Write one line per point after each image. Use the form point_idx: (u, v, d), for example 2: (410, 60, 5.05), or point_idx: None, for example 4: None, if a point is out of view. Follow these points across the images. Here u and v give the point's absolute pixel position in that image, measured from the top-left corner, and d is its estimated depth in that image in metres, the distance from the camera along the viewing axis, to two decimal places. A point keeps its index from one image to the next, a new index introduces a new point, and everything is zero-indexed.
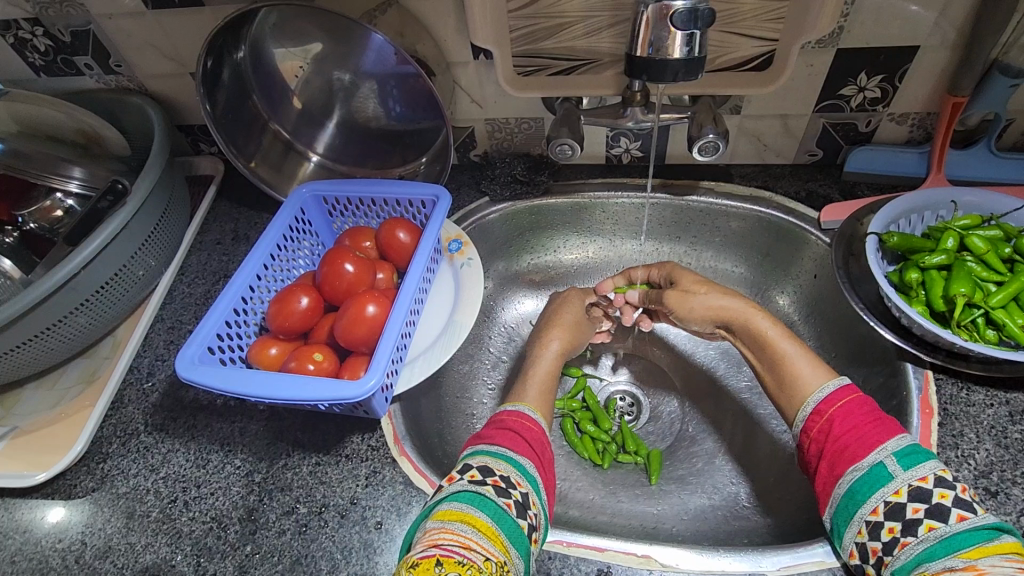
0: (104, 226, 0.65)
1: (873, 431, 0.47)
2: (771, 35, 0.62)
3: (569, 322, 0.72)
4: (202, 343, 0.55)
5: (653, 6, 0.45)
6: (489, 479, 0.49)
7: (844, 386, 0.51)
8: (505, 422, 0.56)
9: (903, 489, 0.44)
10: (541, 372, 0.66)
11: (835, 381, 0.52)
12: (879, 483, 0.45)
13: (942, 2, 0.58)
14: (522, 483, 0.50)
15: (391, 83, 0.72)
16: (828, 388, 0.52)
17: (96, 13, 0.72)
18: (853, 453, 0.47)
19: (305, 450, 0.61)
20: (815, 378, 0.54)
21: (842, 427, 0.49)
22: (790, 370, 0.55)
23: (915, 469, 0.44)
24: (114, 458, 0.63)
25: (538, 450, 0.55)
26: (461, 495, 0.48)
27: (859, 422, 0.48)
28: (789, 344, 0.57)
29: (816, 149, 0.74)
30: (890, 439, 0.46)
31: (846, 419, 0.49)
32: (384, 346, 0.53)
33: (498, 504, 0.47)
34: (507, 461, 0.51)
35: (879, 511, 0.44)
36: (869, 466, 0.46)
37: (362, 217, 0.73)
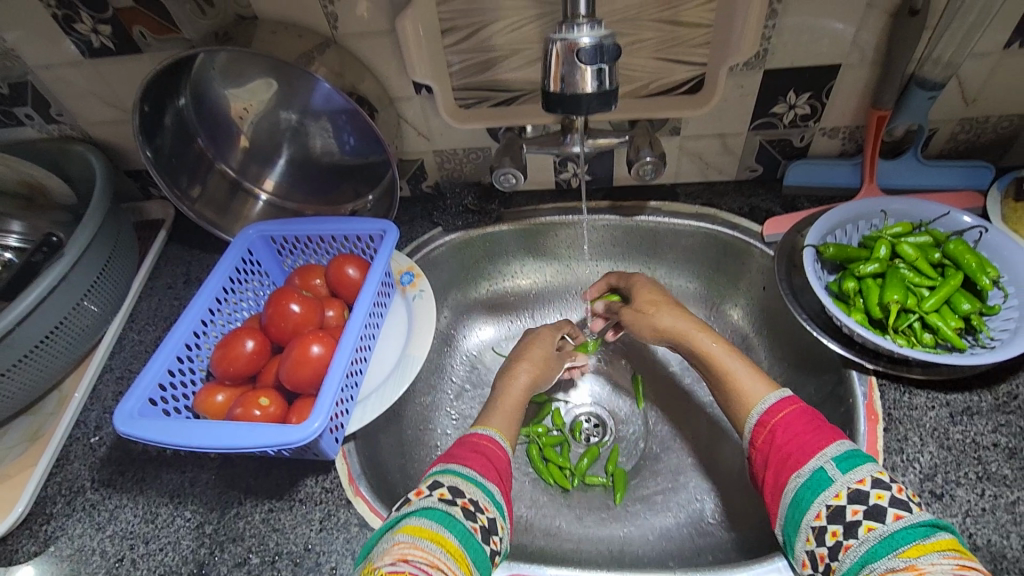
0: (43, 278, 0.63)
1: (813, 438, 0.48)
2: (700, 60, 0.65)
3: (543, 355, 0.71)
4: (142, 395, 0.54)
5: (560, 43, 0.46)
6: (459, 500, 0.49)
7: (784, 397, 0.52)
8: (478, 445, 0.56)
9: (842, 491, 0.44)
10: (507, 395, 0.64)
11: (775, 394, 0.53)
12: (820, 487, 0.45)
13: (857, 23, 0.60)
14: (489, 508, 0.50)
15: (342, 118, 0.73)
16: (770, 400, 0.53)
17: (33, 64, 0.71)
18: (795, 461, 0.48)
19: (257, 497, 0.59)
20: (759, 390, 0.54)
21: (785, 435, 0.50)
22: (734, 386, 0.56)
23: (853, 472, 0.45)
24: (58, 518, 0.60)
25: (505, 480, 0.54)
26: (432, 512, 0.47)
27: (799, 430, 0.49)
28: (735, 361, 0.58)
29: (755, 165, 0.76)
30: (829, 445, 0.47)
31: (788, 427, 0.50)
32: (328, 387, 0.53)
33: (466, 527, 0.47)
34: (478, 485, 0.51)
35: (822, 515, 0.45)
36: (811, 472, 0.46)
37: (312, 254, 0.72)
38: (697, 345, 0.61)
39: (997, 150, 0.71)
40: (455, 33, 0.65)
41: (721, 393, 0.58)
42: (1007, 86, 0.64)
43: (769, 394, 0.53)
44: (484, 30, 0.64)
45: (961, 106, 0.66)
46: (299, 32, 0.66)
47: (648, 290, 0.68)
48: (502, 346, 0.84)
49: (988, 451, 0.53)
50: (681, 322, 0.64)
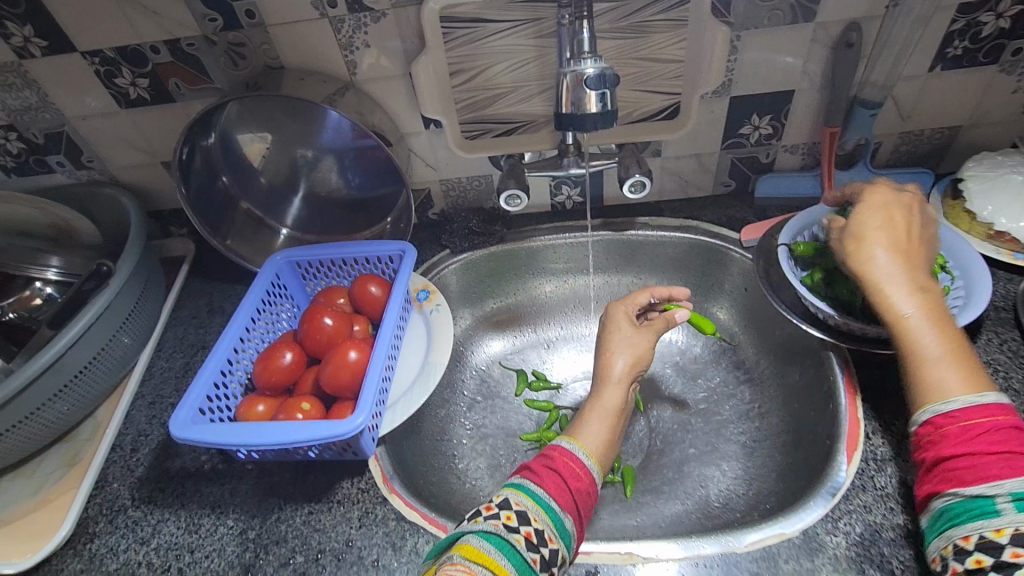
0: (87, 308, 0.68)
1: (995, 464, 0.42)
2: (674, 90, 0.74)
3: (630, 339, 0.70)
4: (193, 405, 0.58)
5: (570, 75, 0.55)
6: (523, 529, 0.50)
7: (982, 403, 0.45)
8: (558, 465, 0.56)
9: (1006, 528, 0.40)
10: (609, 398, 0.65)
11: (970, 398, 0.46)
12: (979, 514, 0.42)
13: (805, 54, 0.71)
14: (555, 540, 0.50)
15: (349, 155, 0.80)
16: (952, 405, 0.46)
17: (71, 115, 0.78)
18: (962, 477, 0.43)
19: (297, 502, 0.63)
20: (932, 338, 0.50)
21: (959, 448, 0.44)
22: (915, 368, 0.49)
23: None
24: (102, 536, 0.63)
25: (581, 506, 0.54)
26: (491, 537, 0.49)
27: (986, 449, 0.43)
28: (931, 338, 0.50)
29: (729, 180, 0.85)
30: (1012, 477, 0.41)
31: (968, 442, 0.44)
32: (369, 386, 0.58)
33: (524, 558, 0.48)
34: (546, 513, 0.51)
35: (970, 539, 0.42)
36: (975, 496, 0.42)
37: (334, 277, 0.78)
38: (890, 308, 0.52)
39: (935, 158, 0.81)
40: (461, 75, 0.73)
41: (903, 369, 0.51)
42: (935, 102, 0.75)
43: (964, 395, 0.46)
44: (486, 71, 0.73)
45: (899, 121, 0.77)
46: (321, 77, 0.74)
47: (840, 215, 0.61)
48: (508, 359, 0.89)
49: None
50: (890, 263, 0.53)
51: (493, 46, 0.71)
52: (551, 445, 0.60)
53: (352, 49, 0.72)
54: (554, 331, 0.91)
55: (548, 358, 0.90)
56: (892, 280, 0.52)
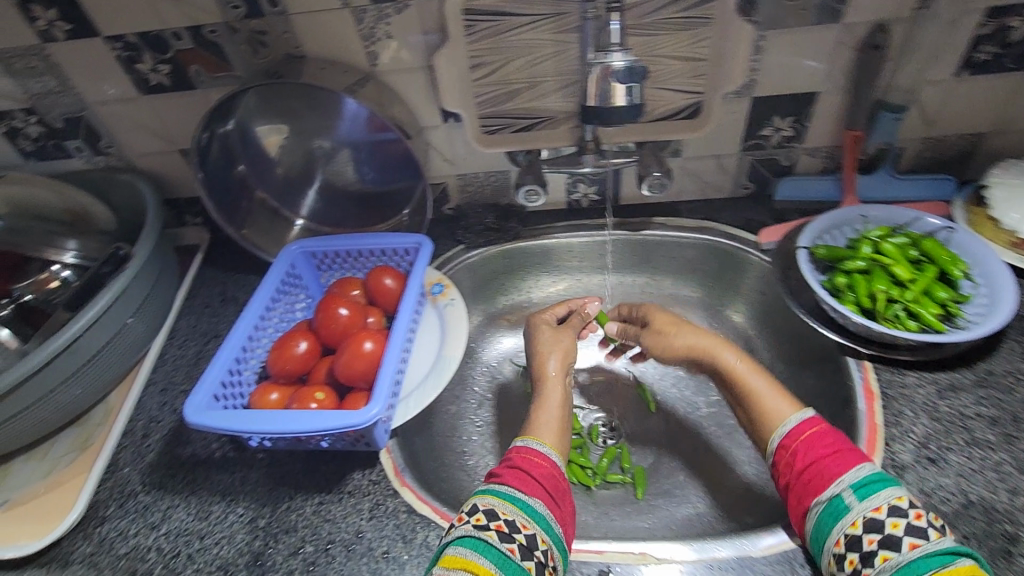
0: (103, 292, 0.68)
1: (832, 465, 0.51)
2: (695, 88, 0.73)
3: (554, 340, 0.75)
4: (208, 390, 0.58)
5: (599, 67, 0.55)
6: (493, 524, 0.52)
7: (802, 419, 0.56)
8: (515, 461, 0.59)
9: (859, 520, 0.47)
10: (553, 396, 0.68)
11: (796, 416, 0.56)
12: (838, 514, 0.49)
13: (830, 55, 0.70)
14: (528, 525, 0.52)
15: (365, 150, 0.80)
16: (791, 423, 0.56)
17: (91, 100, 0.78)
18: (816, 485, 0.51)
19: (307, 491, 0.62)
20: (778, 411, 0.58)
21: (805, 460, 0.53)
22: (757, 404, 0.59)
23: (870, 500, 0.48)
24: (112, 520, 0.63)
25: (549, 489, 0.57)
26: (466, 540, 0.50)
27: (817, 455, 0.53)
28: (760, 382, 0.60)
29: (748, 182, 0.85)
30: (846, 472, 0.50)
31: (808, 453, 0.53)
32: (385, 378, 0.58)
33: (500, 551, 0.50)
34: (513, 505, 0.54)
35: (841, 542, 0.48)
36: (829, 498, 0.50)
37: (349, 269, 0.78)
38: (766, 414, 0.58)
39: (958, 165, 0.80)
40: (484, 68, 0.73)
41: (744, 409, 0.61)
42: (960, 108, 0.74)
43: (792, 415, 0.57)
44: (507, 66, 0.73)
45: (923, 126, 0.76)
46: (342, 68, 0.74)
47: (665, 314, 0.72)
48: (520, 356, 0.89)
49: (974, 421, 0.59)
50: (705, 339, 0.66)
51: (515, 40, 0.71)
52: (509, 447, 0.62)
53: (373, 40, 0.71)
54: None
55: None
56: (766, 394, 0.59)
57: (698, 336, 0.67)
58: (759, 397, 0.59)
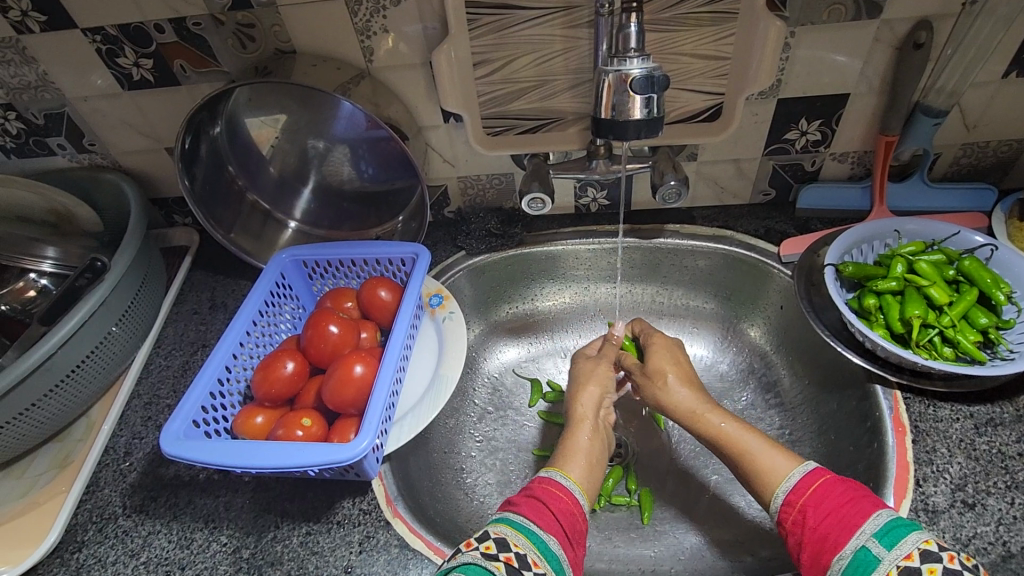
0: (82, 303, 0.65)
1: (848, 514, 0.47)
2: (717, 89, 0.68)
3: (587, 370, 0.70)
4: (187, 417, 0.55)
5: (613, 74, 0.50)
6: (502, 555, 0.47)
7: (807, 472, 0.51)
8: (535, 492, 0.55)
9: (893, 571, 0.42)
10: (586, 436, 0.63)
11: (799, 469, 0.52)
12: (868, 570, 0.43)
13: (866, 53, 0.64)
14: (539, 563, 0.48)
15: (363, 147, 0.75)
16: (794, 476, 0.51)
17: (71, 95, 0.74)
18: (834, 541, 0.46)
19: (295, 520, 0.59)
20: (778, 468, 0.53)
21: (817, 514, 0.48)
22: (755, 463, 0.55)
23: (899, 548, 0.43)
24: (90, 546, 0.59)
25: (566, 526, 0.52)
26: (471, 568, 0.46)
27: (830, 507, 0.48)
28: (754, 441, 0.57)
29: (769, 188, 0.79)
30: (866, 521, 0.45)
31: (820, 506, 0.49)
32: (374, 406, 0.54)
33: None
34: (525, 536, 0.49)
35: None
36: (853, 551, 0.45)
37: (343, 278, 0.74)
38: (758, 464, 0.55)
39: (998, 173, 0.74)
40: (486, 65, 0.68)
41: (741, 470, 0.56)
42: (1006, 112, 0.68)
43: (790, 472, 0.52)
44: (512, 63, 0.67)
45: (963, 131, 0.70)
46: (335, 64, 0.69)
47: (662, 357, 0.68)
48: (522, 367, 0.85)
49: (1015, 461, 0.54)
50: (692, 400, 0.63)
51: (522, 35, 0.65)
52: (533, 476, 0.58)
53: (369, 34, 0.66)
54: (572, 340, 0.86)
55: (565, 369, 0.85)
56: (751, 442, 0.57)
57: (686, 396, 0.64)
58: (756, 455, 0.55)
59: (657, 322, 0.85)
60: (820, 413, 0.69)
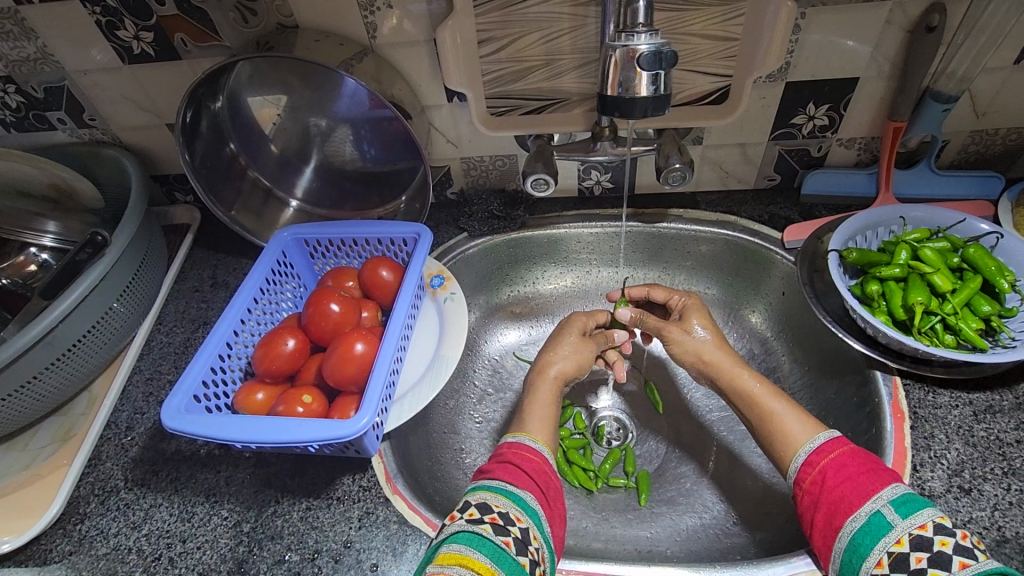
0: (82, 278, 0.65)
1: (868, 481, 0.47)
2: (723, 71, 0.67)
3: (575, 346, 0.68)
4: (188, 391, 0.55)
5: (621, 50, 0.49)
6: (487, 517, 0.48)
7: (832, 440, 0.51)
8: (506, 456, 0.55)
9: (904, 538, 0.43)
10: (542, 398, 0.62)
11: (819, 437, 0.52)
12: (879, 534, 0.44)
13: (877, 36, 0.63)
14: (522, 519, 0.49)
15: (366, 127, 0.75)
16: (818, 440, 0.52)
17: (71, 69, 0.73)
18: (849, 503, 0.47)
19: (295, 496, 0.59)
20: (797, 438, 0.54)
21: (836, 477, 0.49)
22: (780, 426, 0.55)
23: (914, 517, 0.43)
24: (92, 518, 0.60)
25: (542, 485, 0.53)
26: (460, 536, 0.46)
27: (851, 473, 0.48)
28: (778, 403, 0.57)
29: (773, 174, 0.79)
30: (884, 488, 0.46)
31: (840, 469, 0.49)
32: (374, 383, 0.54)
33: (496, 543, 0.46)
34: (506, 497, 0.50)
35: (884, 563, 0.43)
36: (867, 516, 0.45)
37: (344, 257, 0.74)
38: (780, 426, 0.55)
39: (1005, 162, 0.74)
40: (491, 43, 0.67)
41: (762, 433, 0.57)
42: (1015, 100, 0.67)
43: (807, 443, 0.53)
44: (518, 41, 0.67)
45: (972, 118, 0.69)
46: (338, 41, 0.68)
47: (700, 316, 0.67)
48: (523, 351, 0.85)
49: (1013, 447, 0.55)
50: (726, 359, 0.63)
51: (528, 13, 0.64)
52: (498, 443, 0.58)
53: (372, 9, 0.65)
54: None
55: None
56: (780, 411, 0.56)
57: (718, 355, 0.63)
58: (778, 423, 0.56)
59: None
60: (818, 399, 0.70)
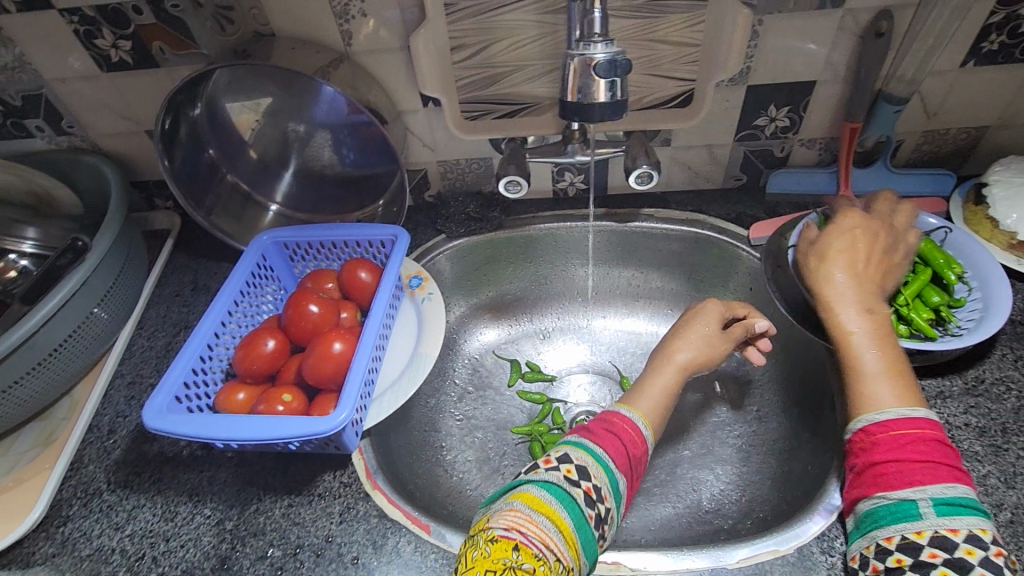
0: (62, 283, 0.65)
1: (919, 469, 0.45)
2: (689, 75, 0.70)
3: (708, 338, 0.66)
4: (169, 392, 0.56)
5: (579, 58, 0.52)
6: (585, 484, 0.49)
7: (912, 416, 0.47)
8: (615, 427, 0.55)
9: (926, 531, 0.42)
10: (665, 382, 0.62)
11: (900, 411, 0.48)
12: (904, 518, 0.44)
13: (832, 40, 0.66)
14: (609, 498, 0.50)
15: (344, 132, 0.76)
16: (888, 414, 0.48)
17: (49, 77, 0.74)
18: (888, 481, 0.45)
19: (276, 493, 0.61)
20: (883, 396, 0.50)
21: (888, 453, 0.46)
22: (857, 380, 0.52)
23: (950, 519, 0.42)
24: (75, 520, 0.61)
25: (632, 471, 0.53)
26: (553, 488, 0.48)
27: (907, 455, 0.45)
28: (873, 356, 0.52)
29: (740, 174, 0.81)
30: (933, 483, 0.44)
31: (897, 447, 0.46)
32: (353, 380, 0.56)
33: (584, 515, 0.47)
34: (605, 472, 0.51)
35: (893, 540, 0.44)
36: (900, 499, 0.44)
37: (323, 260, 0.76)
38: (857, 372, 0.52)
39: (957, 160, 0.78)
40: (464, 50, 0.69)
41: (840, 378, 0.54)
42: (964, 101, 0.71)
43: (896, 407, 0.48)
44: (490, 48, 0.69)
45: (924, 118, 0.73)
46: (314, 48, 0.70)
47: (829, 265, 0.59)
48: (502, 350, 0.87)
49: (961, 431, 0.58)
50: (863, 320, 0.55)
51: (500, 21, 0.67)
52: (611, 409, 0.58)
53: (347, 18, 0.67)
54: (551, 322, 0.89)
55: (543, 350, 0.87)
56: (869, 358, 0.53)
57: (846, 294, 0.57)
58: (870, 380, 0.51)
59: (632, 306, 0.88)
60: None
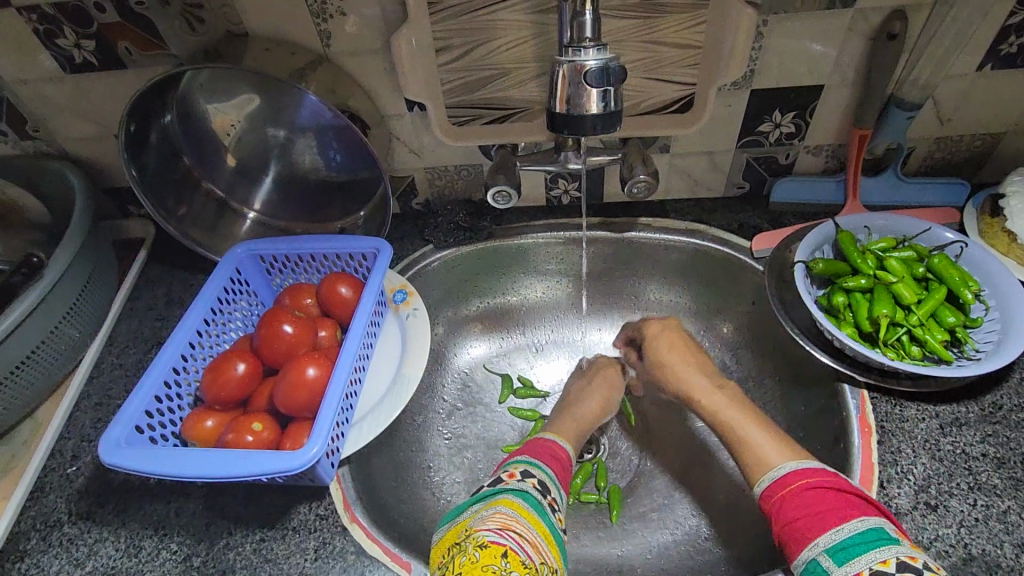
0: (19, 299, 0.61)
1: (817, 520, 0.44)
2: (689, 79, 0.66)
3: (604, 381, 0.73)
4: (130, 422, 0.52)
5: (568, 64, 0.48)
6: (548, 497, 0.54)
7: (803, 468, 0.49)
8: (545, 451, 0.61)
9: None
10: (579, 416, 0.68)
11: (789, 465, 0.49)
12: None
13: (841, 41, 0.62)
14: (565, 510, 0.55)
15: (329, 134, 0.70)
16: (783, 468, 0.49)
17: (9, 79, 0.69)
18: (799, 541, 0.44)
19: (249, 526, 0.57)
20: (771, 455, 0.51)
21: (796, 512, 0.46)
22: (752, 448, 0.53)
23: (854, 563, 0.41)
24: (32, 555, 0.57)
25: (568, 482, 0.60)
26: (528, 496, 0.52)
27: (814, 511, 0.45)
28: (753, 426, 0.55)
29: (742, 181, 0.78)
30: (836, 529, 0.43)
31: (799, 504, 0.46)
32: (326, 410, 0.52)
33: (554, 521, 0.52)
34: (556, 487, 0.56)
35: None
36: (811, 555, 0.43)
37: (303, 273, 0.72)
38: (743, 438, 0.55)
39: (971, 168, 0.74)
40: (450, 51, 0.65)
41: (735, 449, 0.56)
42: (980, 107, 0.67)
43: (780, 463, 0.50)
44: (477, 50, 0.65)
45: (937, 125, 0.69)
46: (290, 49, 0.65)
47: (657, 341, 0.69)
48: (493, 363, 0.83)
49: (978, 461, 0.54)
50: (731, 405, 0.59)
51: (487, 21, 0.62)
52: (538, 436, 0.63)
53: (325, 17, 0.63)
54: (544, 335, 0.85)
55: (536, 364, 0.84)
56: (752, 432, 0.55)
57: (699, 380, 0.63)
58: (754, 447, 0.53)
59: (630, 318, 0.84)
60: (788, 411, 0.69)
